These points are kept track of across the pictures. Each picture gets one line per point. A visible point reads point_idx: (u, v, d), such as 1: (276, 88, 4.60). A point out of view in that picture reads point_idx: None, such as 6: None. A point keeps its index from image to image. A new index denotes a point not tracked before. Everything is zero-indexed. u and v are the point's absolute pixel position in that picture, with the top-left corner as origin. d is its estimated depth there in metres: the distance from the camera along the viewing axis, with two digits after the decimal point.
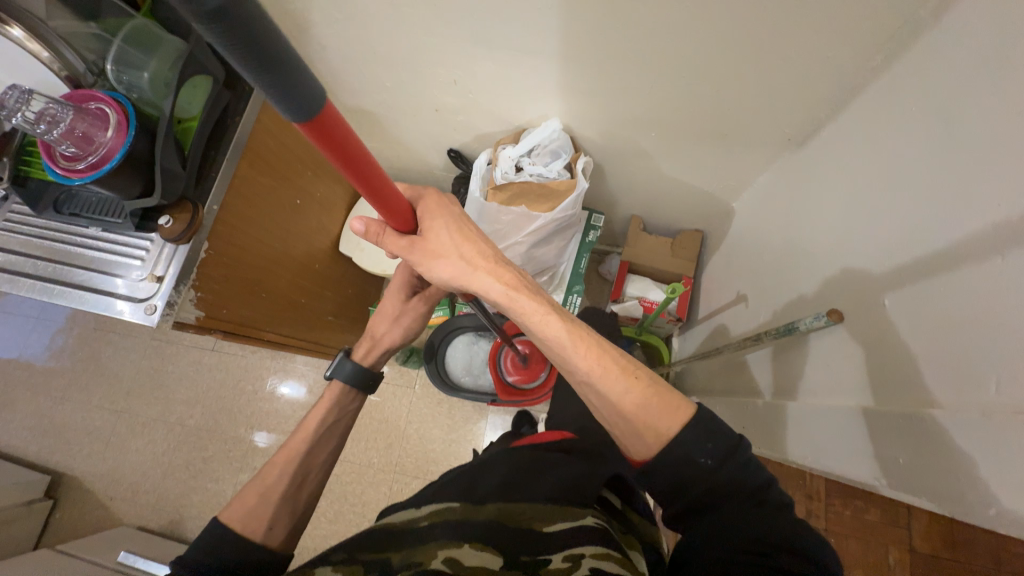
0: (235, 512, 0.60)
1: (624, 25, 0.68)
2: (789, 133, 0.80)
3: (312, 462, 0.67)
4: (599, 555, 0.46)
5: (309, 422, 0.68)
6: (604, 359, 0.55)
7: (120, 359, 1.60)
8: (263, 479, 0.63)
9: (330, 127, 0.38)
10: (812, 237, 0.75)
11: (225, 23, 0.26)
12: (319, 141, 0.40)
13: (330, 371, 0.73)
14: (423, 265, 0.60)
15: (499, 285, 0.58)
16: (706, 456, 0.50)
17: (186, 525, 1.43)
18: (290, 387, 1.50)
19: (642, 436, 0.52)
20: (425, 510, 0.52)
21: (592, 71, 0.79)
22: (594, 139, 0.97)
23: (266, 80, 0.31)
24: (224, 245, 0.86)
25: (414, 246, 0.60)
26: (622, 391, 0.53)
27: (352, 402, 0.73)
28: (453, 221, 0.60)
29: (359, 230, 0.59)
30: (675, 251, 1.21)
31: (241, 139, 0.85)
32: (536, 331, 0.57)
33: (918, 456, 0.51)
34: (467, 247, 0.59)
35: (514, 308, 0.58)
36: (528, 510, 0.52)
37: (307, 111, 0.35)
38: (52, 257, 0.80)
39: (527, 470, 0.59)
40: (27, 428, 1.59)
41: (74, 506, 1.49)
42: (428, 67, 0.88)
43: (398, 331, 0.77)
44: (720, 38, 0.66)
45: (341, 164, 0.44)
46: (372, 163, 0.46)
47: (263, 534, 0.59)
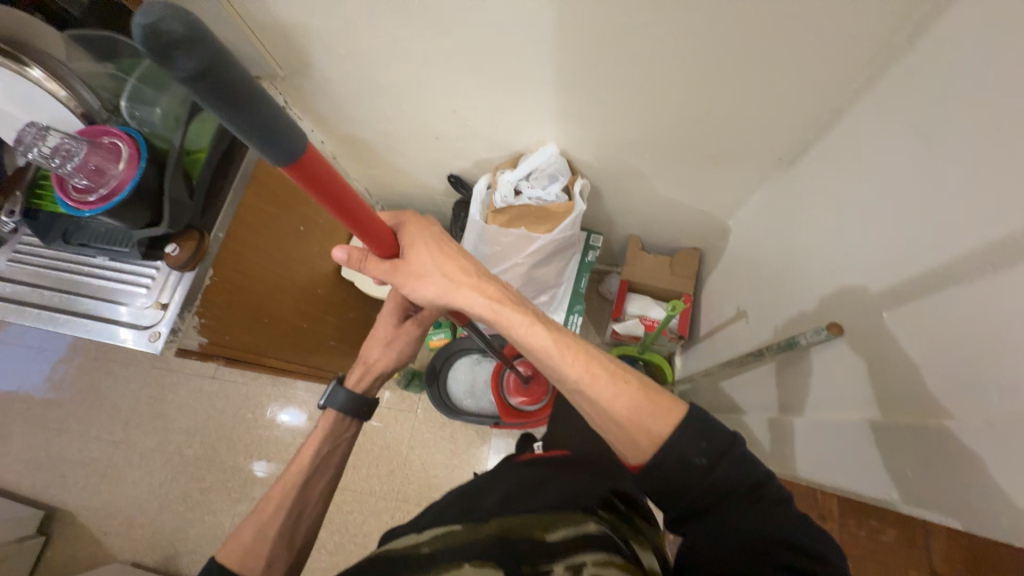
0: (232, 550, 0.59)
1: (616, 54, 0.72)
2: (780, 153, 0.83)
3: (308, 494, 0.65)
4: (601, 562, 0.44)
5: (304, 453, 0.67)
6: (591, 366, 0.55)
7: (120, 389, 1.59)
8: (260, 513, 0.62)
9: (314, 168, 0.40)
10: (808, 252, 0.76)
11: (211, 83, 0.29)
12: (305, 184, 0.42)
13: (323, 401, 0.71)
14: (407, 286, 0.61)
15: (482, 299, 0.59)
16: (707, 466, 0.49)
17: (182, 560, 1.38)
18: (290, 415, 1.49)
19: (637, 441, 0.52)
20: (426, 536, 0.50)
21: (587, 98, 0.82)
22: (591, 162, 0.99)
23: (248, 127, 0.33)
24: (229, 273, 0.87)
25: (397, 268, 0.61)
26: (612, 398, 0.53)
27: (345, 432, 0.71)
28: (433, 240, 0.61)
29: (342, 257, 0.59)
30: (675, 269, 1.23)
31: (247, 170, 0.87)
32: (522, 344, 0.58)
33: (929, 468, 0.50)
34: (448, 264, 0.60)
35: (500, 322, 0.58)
36: (527, 523, 0.51)
37: (290, 156, 0.37)
38: (59, 287, 0.81)
39: (527, 487, 0.59)
40: (22, 461, 1.56)
41: (66, 541, 1.45)
42: (428, 98, 0.91)
43: (391, 356, 0.77)
44: (708, 64, 0.69)
45: (327, 203, 0.46)
46: (353, 196, 0.47)
47: (261, 573, 0.58)
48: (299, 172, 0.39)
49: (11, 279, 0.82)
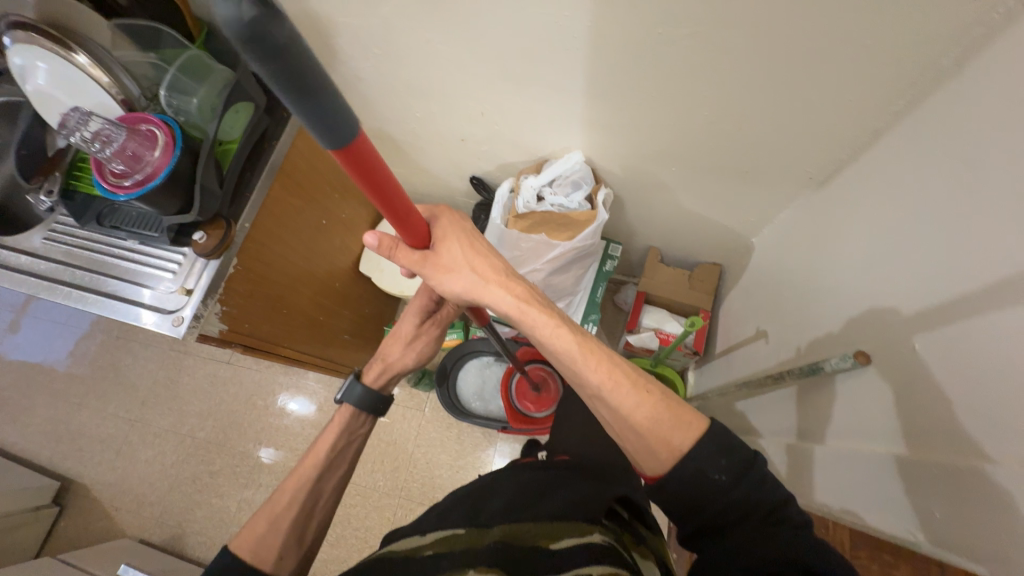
0: (245, 540, 0.59)
1: (649, 64, 0.71)
2: (810, 172, 0.81)
3: (322, 487, 0.66)
4: (608, 574, 0.43)
5: (319, 445, 0.67)
6: (614, 373, 0.54)
7: (139, 368, 1.63)
8: (273, 505, 0.62)
9: (362, 156, 0.40)
10: (835, 275, 0.74)
11: (277, 67, 0.29)
12: (351, 171, 0.42)
13: (339, 394, 0.72)
14: (434, 279, 0.61)
15: (509, 298, 0.59)
16: (722, 483, 0.48)
17: (187, 541, 1.41)
18: (300, 404, 1.51)
19: (656, 451, 0.51)
20: (429, 538, 0.49)
21: (616, 106, 0.82)
22: (615, 171, 0.99)
23: (306, 109, 0.33)
24: (253, 262, 0.89)
25: (426, 260, 0.60)
26: (633, 406, 0.53)
27: (360, 428, 0.72)
28: (465, 236, 0.61)
29: (373, 244, 0.55)
30: (693, 284, 1.21)
31: (276, 161, 0.89)
32: (546, 345, 0.57)
33: (960, 508, 0.48)
34: (478, 260, 0.60)
35: (525, 322, 0.58)
36: (533, 529, 0.49)
37: (342, 143, 0.37)
38: (89, 267, 0.83)
39: (529, 492, 0.57)
40: (42, 433, 1.61)
41: (79, 514, 1.49)
42: (456, 99, 0.92)
43: (410, 356, 0.78)
44: (744, 78, 0.68)
45: (369, 192, 0.46)
46: (396, 188, 0.47)
47: (273, 563, 0.58)
48: (346, 158, 0.39)
49: (46, 257, 0.85)
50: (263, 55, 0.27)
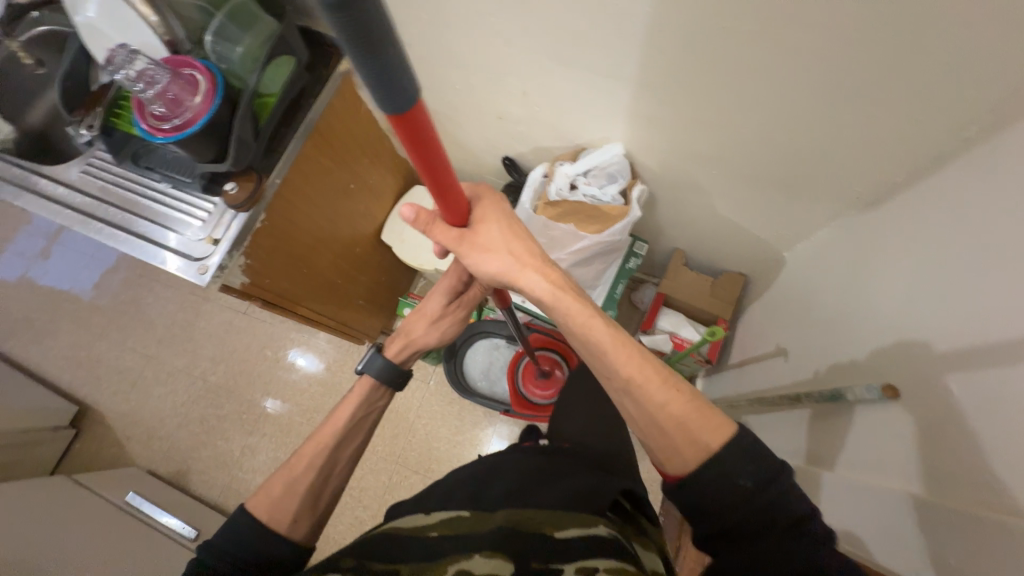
0: (261, 501, 0.60)
1: (708, 59, 0.68)
2: (859, 192, 0.76)
3: (338, 455, 0.67)
4: (614, 568, 0.44)
5: (338, 415, 0.68)
6: (644, 368, 0.57)
7: (159, 308, 1.68)
8: (289, 470, 0.63)
9: (416, 126, 0.39)
10: (870, 303, 0.71)
11: (347, 19, 0.28)
12: (404, 140, 0.41)
13: (361, 366, 0.72)
14: (471, 258, 0.62)
15: (545, 284, 0.61)
16: (748, 480, 0.49)
17: (192, 477, 1.47)
18: (308, 361, 1.54)
19: (681, 450, 0.53)
20: (434, 518, 0.50)
21: (665, 100, 0.78)
22: (652, 167, 0.96)
23: (370, 69, 0.32)
24: (279, 218, 0.90)
25: (463, 238, 0.60)
26: (663, 402, 0.55)
27: (379, 400, 0.72)
28: (504, 218, 0.61)
29: (410, 217, 0.57)
30: (715, 291, 1.18)
31: (312, 120, 0.88)
32: (582, 337, 0.60)
33: (980, 559, 0.47)
34: (516, 244, 0.62)
35: (558, 309, 0.60)
36: (537, 516, 0.50)
37: (401, 110, 0.37)
38: (121, 204, 0.85)
39: (536, 481, 0.57)
40: (63, 358, 1.67)
41: (93, 438, 1.55)
42: (499, 74, 0.89)
43: (434, 334, 0.80)
44: (809, 83, 0.64)
45: (417, 164, 0.45)
46: (446, 165, 0.47)
47: (288, 526, 0.59)
48: (403, 127, 0.38)
49: (80, 190, 0.86)
50: (339, 9, 0.27)
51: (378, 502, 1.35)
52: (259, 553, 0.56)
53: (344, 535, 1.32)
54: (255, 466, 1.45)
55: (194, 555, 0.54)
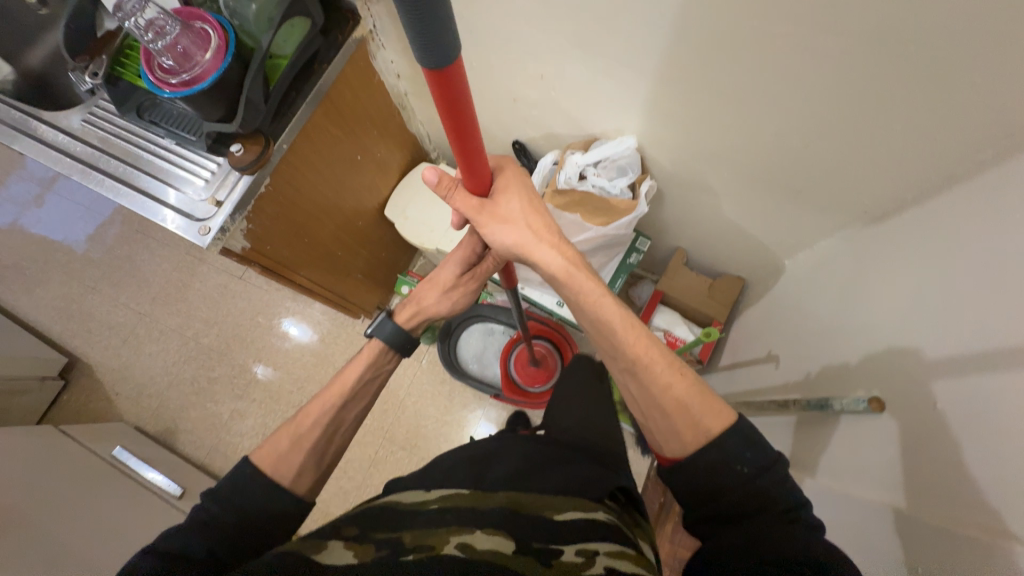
0: (267, 453, 0.61)
1: (736, 56, 0.67)
2: (868, 207, 0.76)
3: (343, 416, 0.67)
4: (614, 553, 0.45)
5: (346, 375, 0.68)
6: (651, 351, 0.60)
7: (153, 265, 1.67)
8: (295, 426, 0.64)
9: (452, 84, 0.39)
10: (865, 317, 0.72)
11: None
12: (437, 96, 0.41)
13: (371, 329, 0.73)
14: (488, 227, 0.63)
15: (561, 260, 0.63)
16: (745, 464, 0.52)
17: (179, 436, 1.47)
18: (301, 331, 1.54)
19: (680, 434, 0.57)
20: (435, 494, 0.51)
21: (684, 97, 0.78)
22: (663, 164, 0.95)
23: (415, 14, 0.31)
24: (284, 182, 0.89)
25: (484, 207, 0.61)
26: (667, 386, 0.59)
27: (387, 363, 0.73)
28: (525, 192, 0.64)
29: (432, 180, 0.59)
30: (712, 293, 1.19)
31: (323, 87, 0.88)
32: (594, 316, 0.63)
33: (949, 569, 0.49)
34: (534, 218, 0.64)
35: (570, 285, 0.63)
36: (536, 497, 0.51)
37: (440, 64, 0.36)
38: (123, 156, 0.83)
39: (536, 463, 0.59)
40: (51, 309, 1.65)
41: (81, 391, 1.55)
42: (519, 56, 0.88)
43: (445, 304, 0.81)
44: (833, 89, 0.64)
45: (448, 126, 0.45)
46: (476, 132, 0.47)
47: (291, 480, 0.60)
48: (441, 81, 0.38)
49: (81, 139, 0.84)
50: None
51: (363, 474, 1.37)
52: (259, 508, 0.57)
53: (327, 503, 1.34)
54: (242, 430, 1.46)
55: (202, 495, 0.56)
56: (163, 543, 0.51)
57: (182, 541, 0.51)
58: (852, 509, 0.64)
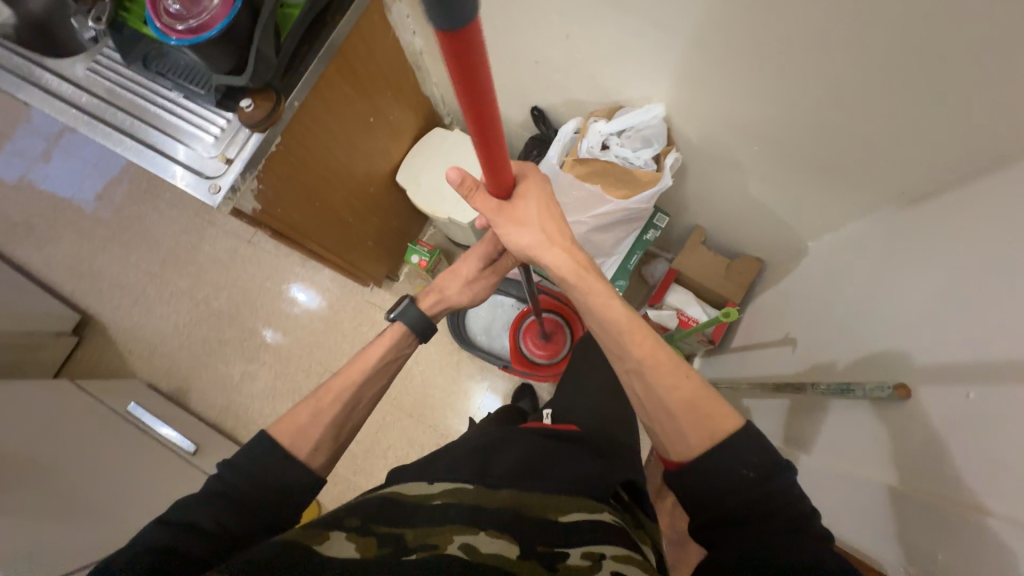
0: (284, 428, 0.61)
1: (781, 12, 0.61)
2: (905, 187, 0.72)
3: (362, 393, 0.67)
4: (619, 557, 0.47)
5: (368, 354, 0.68)
6: (656, 352, 0.59)
7: (163, 226, 1.66)
8: (317, 399, 0.64)
9: (464, 52, 0.36)
10: (890, 302, 0.70)
11: None
12: (452, 74, 0.40)
13: (394, 313, 0.74)
14: (503, 228, 0.64)
15: (570, 263, 0.64)
16: (750, 470, 0.52)
17: (191, 395, 1.50)
18: (309, 297, 1.54)
19: (686, 437, 0.55)
20: (438, 487, 0.50)
21: (717, 62, 0.73)
22: (688, 135, 0.91)
23: None
24: (295, 145, 0.87)
25: (502, 209, 0.63)
26: (672, 388, 0.57)
27: (406, 347, 0.73)
28: (543, 198, 0.65)
29: (455, 180, 0.60)
30: (729, 273, 1.16)
31: (335, 41, 0.83)
32: (599, 317, 0.62)
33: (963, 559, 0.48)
34: (550, 223, 0.64)
35: (580, 286, 0.63)
36: (542, 499, 0.51)
37: (456, 26, 0.34)
38: (129, 109, 0.80)
39: (541, 458, 0.59)
40: (61, 267, 1.65)
41: (95, 348, 1.57)
42: (543, 13, 0.83)
43: (464, 296, 0.81)
44: (886, 54, 0.59)
45: (464, 105, 0.44)
46: (494, 116, 0.46)
47: (308, 454, 0.60)
48: (456, 52, 0.36)
49: (85, 89, 0.81)
50: None
51: (370, 439, 1.39)
52: (274, 471, 0.57)
53: None
54: (253, 392, 1.49)
55: (217, 471, 0.56)
56: (177, 517, 0.51)
57: (192, 516, 0.52)
58: (864, 494, 0.63)
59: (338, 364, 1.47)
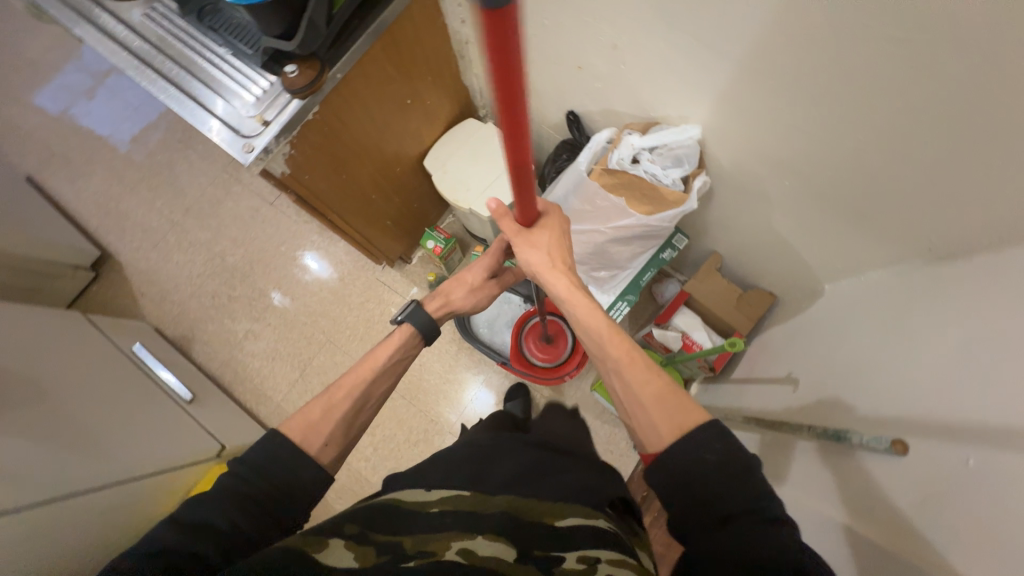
0: (296, 423, 0.62)
1: (835, 51, 0.61)
2: (934, 244, 0.70)
3: (371, 392, 0.69)
4: (615, 560, 0.47)
5: (377, 354, 0.72)
6: (633, 354, 0.63)
7: (191, 176, 1.69)
8: (328, 397, 0.65)
9: (505, 49, 0.37)
10: (901, 357, 0.69)
11: None
12: (496, 89, 0.43)
13: (401, 316, 0.77)
14: (518, 248, 0.71)
15: (567, 282, 0.70)
16: (712, 454, 0.51)
17: (194, 345, 1.53)
18: (320, 266, 1.56)
19: (657, 428, 0.56)
20: (435, 495, 0.51)
21: (761, 92, 0.72)
22: (720, 160, 0.90)
23: None
24: (332, 116, 0.88)
25: (520, 233, 0.71)
26: (643, 382, 0.60)
27: (413, 348, 0.76)
28: (558, 231, 0.72)
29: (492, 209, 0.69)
30: (740, 304, 1.15)
31: (386, 20, 0.84)
32: (584, 327, 0.67)
33: None
34: (557, 250, 0.72)
35: (572, 300, 0.69)
36: (538, 505, 0.52)
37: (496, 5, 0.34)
38: (177, 59, 0.82)
39: (536, 467, 0.60)
40: (89, 202, 1.69)
41: (109, 285, 1.61)
42: (594, 21, 0.83)
43: (468, 301, 0.84)
44: (937, 108, 0.57)
45: (503, 121, 0.47)
46: (526, 131, 0.49)
47: (318, 449, 0.60)
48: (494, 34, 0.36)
49: (138, 33, 0.83)
50: None
51: None
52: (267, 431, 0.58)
53: None
54: (254, 350, 1.51)
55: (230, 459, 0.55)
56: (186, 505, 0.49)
57: (205, 512, 0.50)
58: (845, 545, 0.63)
59: (340, 336, 1.49)
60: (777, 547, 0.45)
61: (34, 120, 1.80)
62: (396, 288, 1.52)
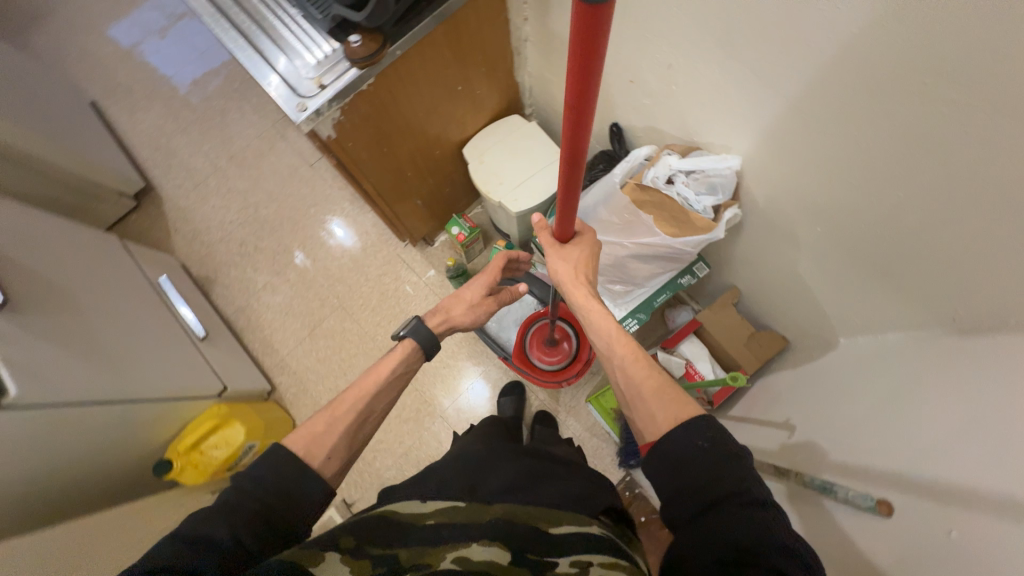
0: (300, 435, 0.63)
1: (889, 107, 0.60)
2: (958, 316, 0.69)
3: (374, 406, 0.70)
4: (606, 564, 0.48)
5: (381, 368, 0.73)
6: (638, 353, 0.65)
7: (240, 127, 1.75)
8: (332, 409, 0.67)
9: (593, 37, 0.40)
10: (903, 423, 0.68)
11: None
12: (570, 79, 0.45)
13: (404, 330, 0.77)
14: (548, 256, 0.74)
15: (586, 289, 0.72)
16: (702, 441, 0.51)
17: (215, 287, 1.59)
18: (345, 234, 1.60)
19: (654, 420, 0.58)
20: (432, 506, 0.53)
21: (809, 134, 0.72)
22: (755, 195, 0.90)
23: None
24: (384, 90, 0.91)
25: (552, 242, 0.73)
26: (643, 377, 0.62)
27: (416, 362, 0.77)
28: (587, 246, 0.74)
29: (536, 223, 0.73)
30: (751, 343, 1.14)
31: (452, 7, 0.86)
32: (595, 327, 0.69)
33: None
34: (583, 263, 0.73)
35: (586, 305, 0.71)
36: (533, 512, 0.54)
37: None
38: (251, 13, 0.86)
39: (531, 475, 0.62)
40: (142, 135, 1.77)
41: (146, 216, 1.68)
42: (654, 39, 0.84)
43: (468, 317, 0.85)
44: (985, 179, 0.56)
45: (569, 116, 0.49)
46: (585, 131, 0.51)
47: (320, 462, 0.62)
48: (588, 22, 0.38)
49: None
50: None
51: None
52: None
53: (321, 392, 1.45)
54: (269, 302, 1.56)
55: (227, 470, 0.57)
56: None
57: None
58: None
59: (352, 304, 1.53)
60: (757, 530, 0.45)
61: (107, 50, 1.89)
62: (415, 267, 1.55)
